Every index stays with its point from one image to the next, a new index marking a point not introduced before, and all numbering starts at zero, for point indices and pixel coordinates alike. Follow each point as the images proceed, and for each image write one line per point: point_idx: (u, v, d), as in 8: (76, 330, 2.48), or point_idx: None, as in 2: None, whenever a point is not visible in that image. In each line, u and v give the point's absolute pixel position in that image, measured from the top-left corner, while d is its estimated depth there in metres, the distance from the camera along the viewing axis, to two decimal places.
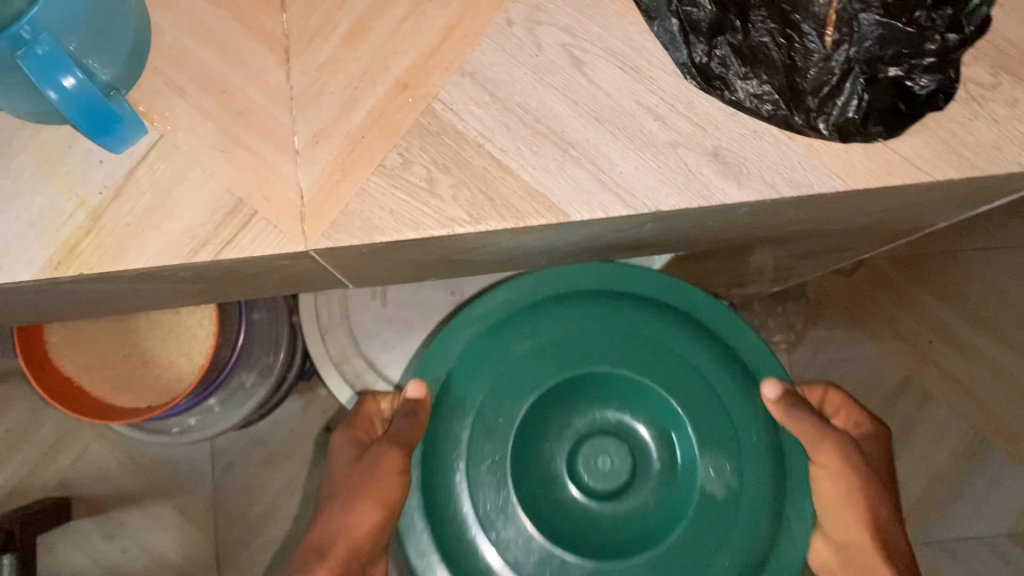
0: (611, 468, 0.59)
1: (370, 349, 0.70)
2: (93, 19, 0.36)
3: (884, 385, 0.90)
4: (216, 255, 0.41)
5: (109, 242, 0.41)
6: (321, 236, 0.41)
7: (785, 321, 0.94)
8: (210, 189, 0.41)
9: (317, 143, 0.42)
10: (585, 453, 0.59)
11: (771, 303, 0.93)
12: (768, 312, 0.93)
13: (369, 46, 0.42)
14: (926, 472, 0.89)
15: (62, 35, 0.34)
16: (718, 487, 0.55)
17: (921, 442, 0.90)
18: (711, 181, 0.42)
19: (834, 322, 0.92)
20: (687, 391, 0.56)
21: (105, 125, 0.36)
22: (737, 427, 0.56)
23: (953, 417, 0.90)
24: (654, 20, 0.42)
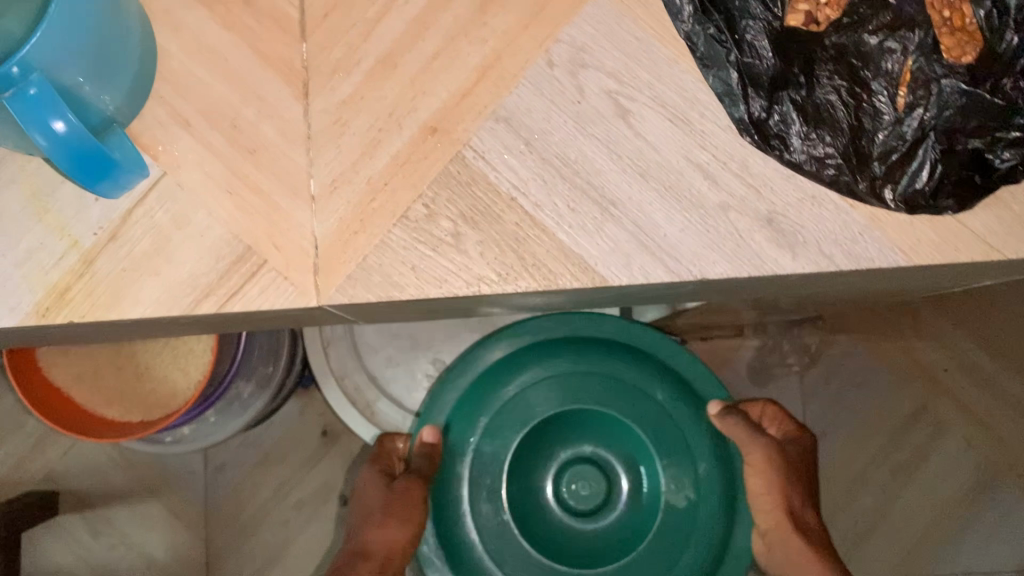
0: (588, 493, 0.61)
1: (373, 366, 0.67)
2: (94, 53, 0.32)
3: (893, 414, 0.83)
4: (220, 307, 0.37)
5: (102, 288, 0.37)
6: (335, 289, 0.38)
7: (801, 343, 0.85)
8: (216, 234, 0.37)
9: (335, 189, 0.38)
10: (566, 480, 0.61)
11: (788, 326, 0.84)
12: (784, 334, 0.84)
13: (395, 85, 0.38)
14: (935, 505, 0.81)
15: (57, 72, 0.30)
16: (678, 500, 0.56)
17: (927, 477, 0.82)
18: (764, 250, 0.38)
19: (849, 346, 0.84)
20: (647, 418, 0.57)
21: (102, 172, 0.32)
22: (691, 445, 0.57)
23: (966, 449, 0.81)
24: (709, 69, 0.38)
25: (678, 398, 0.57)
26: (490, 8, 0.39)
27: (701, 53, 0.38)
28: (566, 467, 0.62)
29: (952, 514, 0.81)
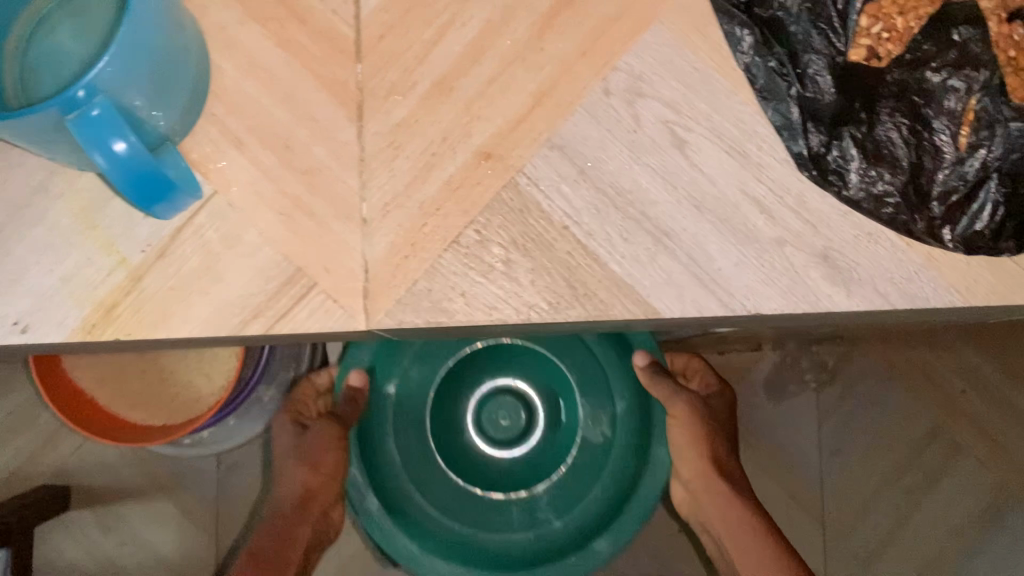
0: (509, 422, 0.66)
1: None
2: (153, 73, 0.31)
3: (908, 434, 0.80)
4: (266, 328, 0.37)
5: (150, 306, 0.37)
6: (385, 313, 0.37)
7: (816, 358, 0.81)
8: (267, 254, 0.37)
9: (387, 213, 0.38)
10: (488, 409, 0.66)
11: (806, 342, 0.80)
12: (801, 350, 0.81)
13: (449, 110, 0.38)
14: (948, 525, 0.79)
15: (121, 93, 0.30)
16: (595, 433, 0.62)
17: (942, 498, 0.79)
18: (818, 286, 0.38)
19: (868, 363, 0.80)
20: (565, 355, 0.63)
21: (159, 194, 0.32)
22: (612, 383, 0.62)
23: (980, 469, 0.78)
24: (768, 102, 0.38)
25: (600, 339, 0.62)
26: (547, 33, 0.38)
27: (761, 85, 0.38)
28: (487, 395, 0.67)
29: (965, 534, 0.78)
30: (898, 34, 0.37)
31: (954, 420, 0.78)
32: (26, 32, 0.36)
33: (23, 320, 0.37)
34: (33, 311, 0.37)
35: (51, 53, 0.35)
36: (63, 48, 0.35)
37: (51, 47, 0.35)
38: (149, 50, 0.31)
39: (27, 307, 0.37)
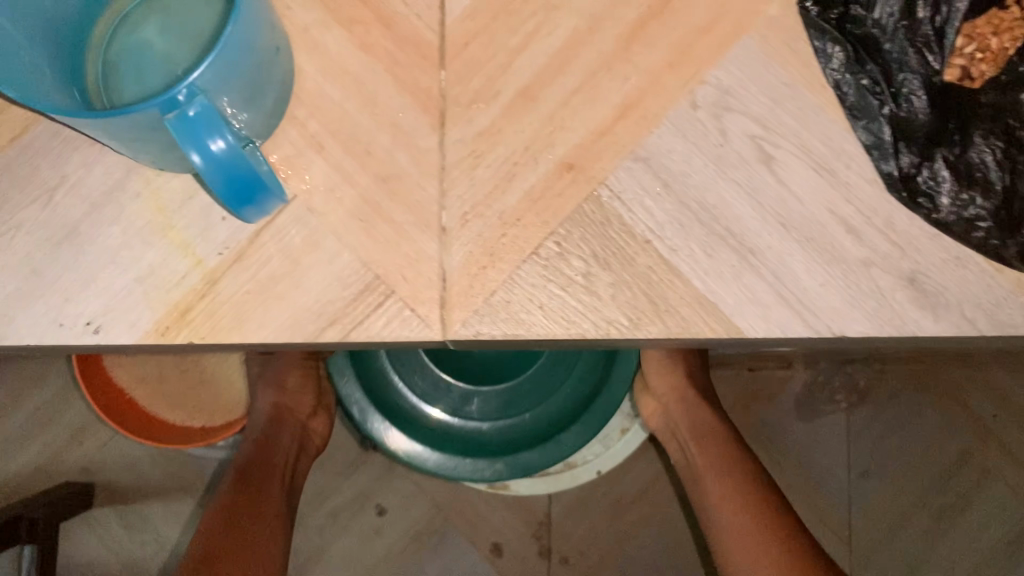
0: None
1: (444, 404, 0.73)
2: (246, 72, 0.31)
3: (937, 462, 0.88)
4: (342, 336, 0.36)
5: (224, 311, 0.36)
6: (461, 324, 0.36)
7: (850, 381, 0.89)
8: (344, 261, 0.36)
9: (467, 222, 0.37)
10: None
11: (840, 362, 0.89)
12: (835, 370, 0.89)
13: (532, 120, 0.37)
14: (973, 554, 0.86)
15: (217, 93, 0.29)
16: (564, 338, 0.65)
17: (969, 524, 0.87)
18: (904, 309, 0.37)
19: (897, 390, 0.89)
20: None
21: (248, 198, 0.31)
22: None
23: (1010, 496, 0.87)
24: (858, 121, 0.37)
25: None
26: (635, 44, 0.38)
27: (852, 104, 0.37)
28: None
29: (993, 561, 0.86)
30: (992, 54, 0.36)
31: (982, 445, 0.87)
32: (110, 24, 0.35)
33: (95, 321, 0.36)
34: (105, 312, 0.36)
35: (136, 47, 0.35)
36: (149, 43, 0.35)
37: (136, 40, 0.35)
38: (246, 53, 0.30)
39: (100, 307, 0.36)
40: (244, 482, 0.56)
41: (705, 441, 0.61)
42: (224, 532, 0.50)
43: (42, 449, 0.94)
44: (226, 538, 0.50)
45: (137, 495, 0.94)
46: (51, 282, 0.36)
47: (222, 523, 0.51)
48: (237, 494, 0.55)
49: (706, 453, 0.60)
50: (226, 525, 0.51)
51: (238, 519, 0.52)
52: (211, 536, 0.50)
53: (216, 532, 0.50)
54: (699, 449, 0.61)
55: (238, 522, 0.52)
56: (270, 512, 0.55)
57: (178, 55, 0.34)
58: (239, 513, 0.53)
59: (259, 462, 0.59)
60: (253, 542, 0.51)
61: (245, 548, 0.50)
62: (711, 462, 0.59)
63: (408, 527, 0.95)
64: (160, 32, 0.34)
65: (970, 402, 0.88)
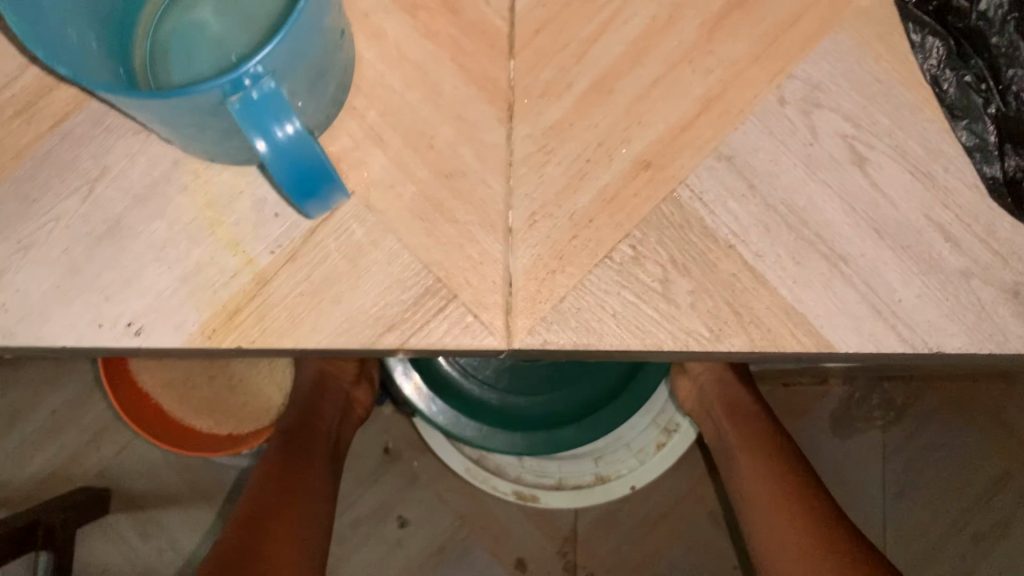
0: None
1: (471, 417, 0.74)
2: (314, 55, 0.29)
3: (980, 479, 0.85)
4: (400, 342, 0.33)
5: (276, 313, 0.33)
6: (528, 332, 0.34)
7: (885, 398, 0.87)
8: (404, 262, 0.34)
9: (535, 223, 0.34)
10: None
11: (875, 378, 0.87)
12: (871, 386, 0.87)
13: (607, 113, 0.35)
14: None
15: (285, 76, 0.27)
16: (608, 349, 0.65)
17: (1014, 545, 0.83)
18: (1008, 325, 0.34)
19: (935, 406, 0.86)
20: None
21: (312, 191, 0.29)
22: None
23: None
24: (960, 121, 0.34)
25: None
26: (717, 35, 0.35)
27: (954, 104, 0.34)
28: None
29: None
30: None
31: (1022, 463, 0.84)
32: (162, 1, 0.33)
33: (138, 322, 0.33)
34: (148, 312, 0.33)
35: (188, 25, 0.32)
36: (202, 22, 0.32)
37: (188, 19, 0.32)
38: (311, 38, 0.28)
39: (143, 306, 0.33)
40: (294, 453, 0.55)
41: (738, 429, 0.57)
42: (279, 491, 0.51)
43: (59, 454, 0.92)
44: (279, 500, 0.50)
45: (155, 501, 0.92)
46: (91, 279, 0.34)
47: (278, 485, 0.51)
48: (286, 454, 0.54)
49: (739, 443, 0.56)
50: (281, 486, 0.51)
51: (288, 493, 0.51)
52: (270, 495, 0.50)
53: (270, 491, 0.50)
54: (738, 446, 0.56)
55: (290, 486, 0.52)
56: (321, 477, 0.55)
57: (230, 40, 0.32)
58: (291, 476, 0.53)
59: (308, 422, 0.59)
60: (304, 503, 0.51)
61: (298, 510, 0.50)
62: (748, 449, 0.55)
63: (433, 539, 0.93)
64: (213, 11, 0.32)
65: (1009, 417, 0.85)
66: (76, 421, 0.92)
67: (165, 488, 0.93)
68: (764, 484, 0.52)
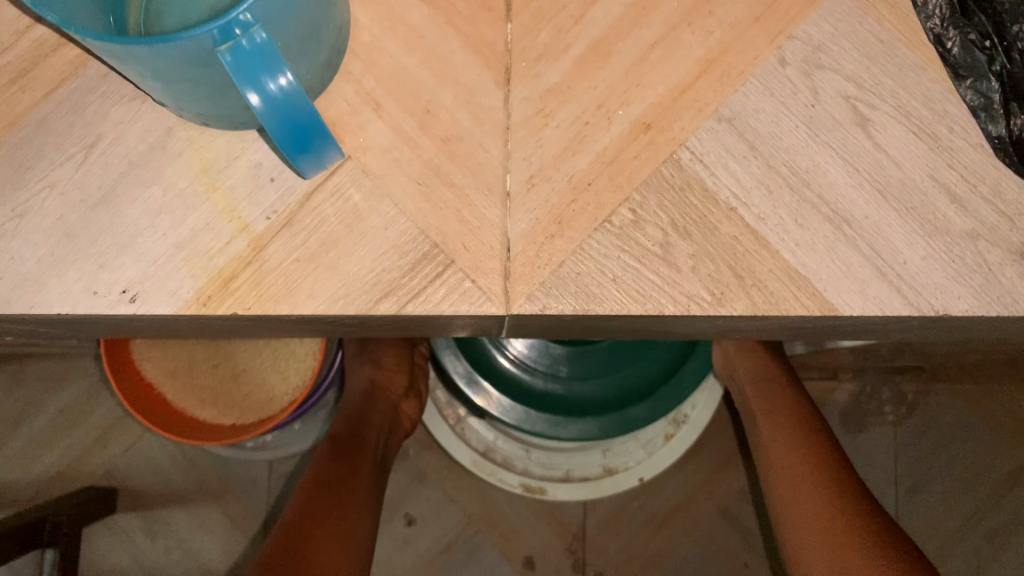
0: None
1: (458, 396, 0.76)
2: (308, 11, 0.28)
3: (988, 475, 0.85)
4: (397, 310, 0.33)
5: (271, 279, 0.33)
6: (526, 298, 0.33)
7: (897, 393, 0.88)
8: (401, 228, 0.33)
9: (533, 187, 0.34)
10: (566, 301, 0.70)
11: (886, 373, 0.88)
12: (881, 381, 0.88)
13: (606, 76, 0.34)
14: None
15: (277, 28, 0.27)
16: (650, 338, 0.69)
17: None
18: (1016, 286, 0.33)
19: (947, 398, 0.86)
20: None
21: (307, 145, 0.28)
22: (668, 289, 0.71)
23: None
24: (964, 79, 0.34)
25: None
26: None
27: (958, 62, 0.34)
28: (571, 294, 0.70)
29: None
30: None
31: None
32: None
33: (132, 289, 0.33)
34: (144, 278, 0.33)
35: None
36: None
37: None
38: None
39: (137, 273, 0.33)
40: (338, 463, 0.60)
41: (766, 398, 0.64)
42: (323, 492, 0.56)
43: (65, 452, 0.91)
44: (326, 499, 0.55)
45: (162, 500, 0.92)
46: (88, 246, 0.33)
47: (325, 486, 0.57)
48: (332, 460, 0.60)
49: (764, 405, 0.64)
50: (327, 488, 0.57)
51: (331, 501, 0.55)
52: (317, 496, 0.56)
53: (319, 490, 0.56)
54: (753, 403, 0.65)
55: (337, 486, 0.57)
56: (362, 480, 0.60)
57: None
58: (337, 476, 0.58)
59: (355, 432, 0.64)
60: (348, 503, 0.56)
61: (343, 509, 0.55)
62: (766, 411, 0.63)
63: (439, 538, 0.93)
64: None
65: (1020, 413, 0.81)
66: (82, 419, 0.91)
67: (171, 487, 0.92)
68: (786, 431, 0.60)
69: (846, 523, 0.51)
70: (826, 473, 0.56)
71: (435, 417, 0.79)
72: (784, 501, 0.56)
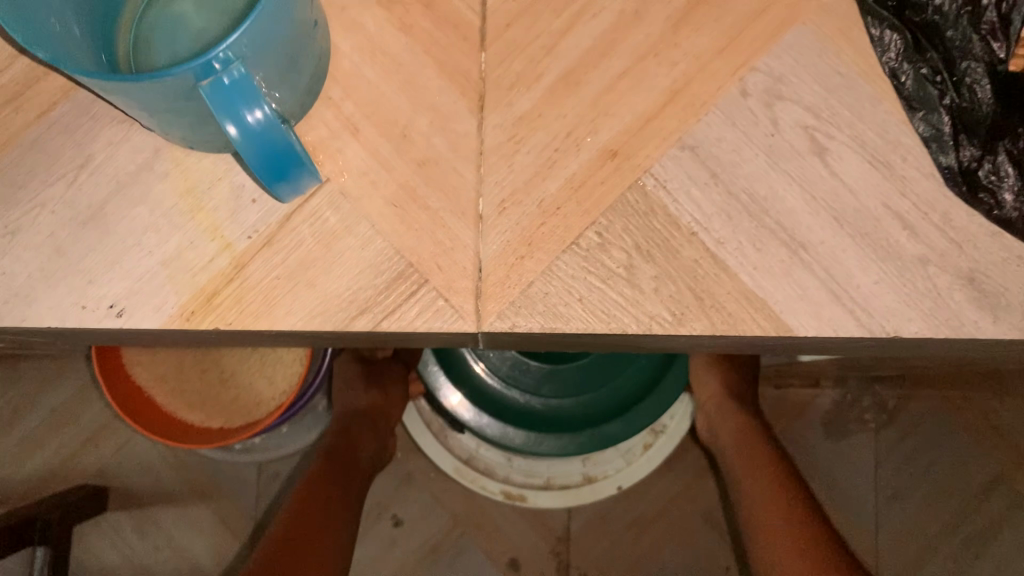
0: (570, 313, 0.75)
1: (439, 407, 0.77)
2: (287, 45, 0.30)
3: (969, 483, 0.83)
4: (374, 327, 0.34)
5: (252, 296, 0.35)
6: (497, 316, 0.35)
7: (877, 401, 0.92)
8: (377, 248, 0.35)
9: (504, 211, 0.35)
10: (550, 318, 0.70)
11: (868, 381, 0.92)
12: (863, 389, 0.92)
13: (575, 105, 0.36)
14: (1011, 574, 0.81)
15: (256, 63, 0.28)
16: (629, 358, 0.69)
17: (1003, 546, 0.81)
18: (964, 311, 0.35)
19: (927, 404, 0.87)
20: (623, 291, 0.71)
21: (284, 174, 0.30)
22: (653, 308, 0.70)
23: None
24: (917, 112, 0.35)
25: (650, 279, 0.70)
26: (683, 29, 0.36)
27: (911, 97, 0.35)
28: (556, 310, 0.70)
29: None
30: None
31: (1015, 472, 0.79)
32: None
33: (119, 304, 0.34)
34: (129, 294, 0.35)
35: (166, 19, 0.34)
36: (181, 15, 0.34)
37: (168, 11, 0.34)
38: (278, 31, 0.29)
39: (124, 289, 0.35)
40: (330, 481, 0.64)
41: (744, 454, 0.67)
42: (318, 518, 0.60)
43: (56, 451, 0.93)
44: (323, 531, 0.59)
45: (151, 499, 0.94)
46: (77, 261, 0.35)
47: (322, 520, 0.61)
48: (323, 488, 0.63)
49: (745, 461, 0.66)
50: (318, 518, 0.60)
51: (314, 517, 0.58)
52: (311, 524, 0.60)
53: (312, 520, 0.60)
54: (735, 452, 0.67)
55: (324, 501, 0.61)
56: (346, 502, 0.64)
57: (208, 28, 0.33)
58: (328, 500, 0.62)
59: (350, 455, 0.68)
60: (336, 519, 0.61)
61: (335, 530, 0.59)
62: (745, 469, 0.64)
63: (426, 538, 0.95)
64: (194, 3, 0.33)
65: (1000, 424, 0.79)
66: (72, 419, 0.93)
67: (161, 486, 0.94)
68: (766, 486, 0.62)
69: (814, 542, 0.54)
70: (791, 495, 0.60)
71: (420, 427, 0.80)
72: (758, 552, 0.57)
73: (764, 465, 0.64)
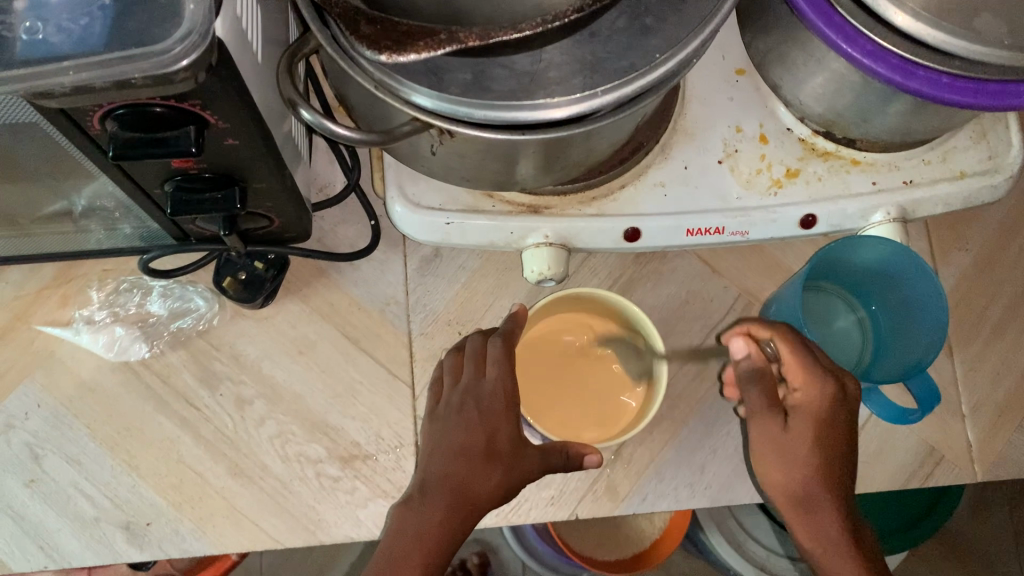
0: None
1: None
2: (913, 348, 0.55)
3: None
4: (923, 484, 0.61)
5: (853, 474, 0.60)
6: (985, 471, 0.61)
7: None
8: (914, 439, 0.61)
9: (977, 409, 0.62)
10: None
11: None
12: None
13: (1007, 349, 0.63)
14: None
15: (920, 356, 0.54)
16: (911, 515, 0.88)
17: None
18: None
19: None
20: None
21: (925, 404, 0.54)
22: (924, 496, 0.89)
23: None
24: None
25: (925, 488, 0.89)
26: None
27: None
28: None
29: None
30: None
31: None
32: (813, 304, 0.62)
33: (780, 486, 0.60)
34: None
35: (830, 323, 0.61)
36: (835, 326, 0.61)
37: (831, 320, 0.61)
38: (905, 352, 0.56)
39: None
40: (777, 434, 0.51)
41: (812, 383, 0.50)
42: (475, 369, 0.52)
43: None
44: (463, 428, 0.50)
45: None
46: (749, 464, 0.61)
47: (504, 382, 0.51)
48: None
49: (796, 430, 0.50)
50: (497, 396, 0.50)
51: (776, 431, 0.51)
52: (501, 412, 0.50)
53: (487, 358, 0.52)
54: (772, 464, 0.51)
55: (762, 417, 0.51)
56: (529, 472, 0.49)
57: (829, 345, 0.60)
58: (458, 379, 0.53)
59: (797, 414, 0.50)
60: (495, 423, 0.49)
61: (481, 425, 0.49)
62: (804, 452, 0.50)
63: None
64: (845, 325, 0.61)
65: None
66: None
67: None
68: (814, 458, 0.50)
69: (809, 462, 0.50)
70: (791, 449, 0.50)
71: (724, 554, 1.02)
72: (772, 476, 0.51)
73: (805, 430, 0.50)
